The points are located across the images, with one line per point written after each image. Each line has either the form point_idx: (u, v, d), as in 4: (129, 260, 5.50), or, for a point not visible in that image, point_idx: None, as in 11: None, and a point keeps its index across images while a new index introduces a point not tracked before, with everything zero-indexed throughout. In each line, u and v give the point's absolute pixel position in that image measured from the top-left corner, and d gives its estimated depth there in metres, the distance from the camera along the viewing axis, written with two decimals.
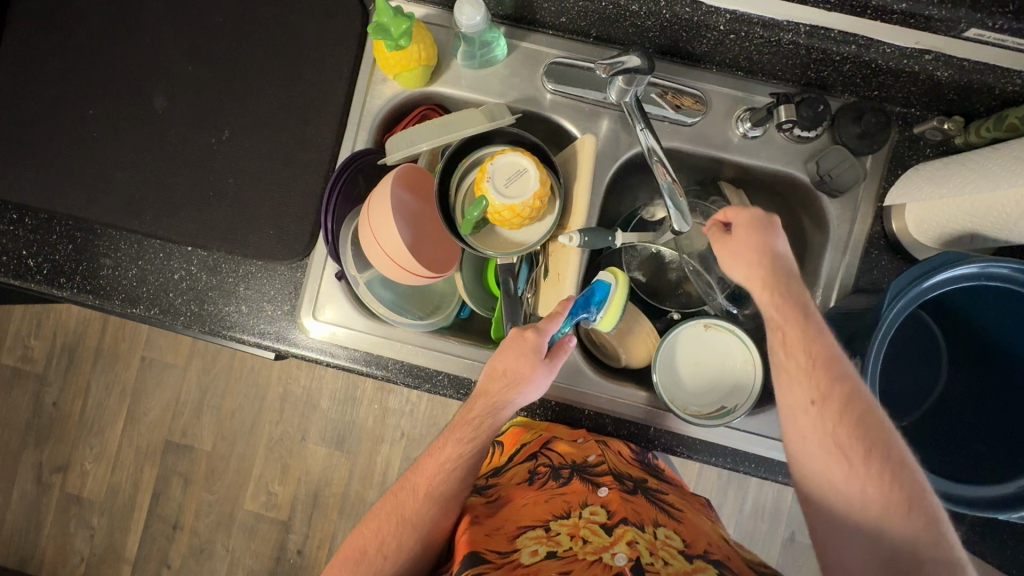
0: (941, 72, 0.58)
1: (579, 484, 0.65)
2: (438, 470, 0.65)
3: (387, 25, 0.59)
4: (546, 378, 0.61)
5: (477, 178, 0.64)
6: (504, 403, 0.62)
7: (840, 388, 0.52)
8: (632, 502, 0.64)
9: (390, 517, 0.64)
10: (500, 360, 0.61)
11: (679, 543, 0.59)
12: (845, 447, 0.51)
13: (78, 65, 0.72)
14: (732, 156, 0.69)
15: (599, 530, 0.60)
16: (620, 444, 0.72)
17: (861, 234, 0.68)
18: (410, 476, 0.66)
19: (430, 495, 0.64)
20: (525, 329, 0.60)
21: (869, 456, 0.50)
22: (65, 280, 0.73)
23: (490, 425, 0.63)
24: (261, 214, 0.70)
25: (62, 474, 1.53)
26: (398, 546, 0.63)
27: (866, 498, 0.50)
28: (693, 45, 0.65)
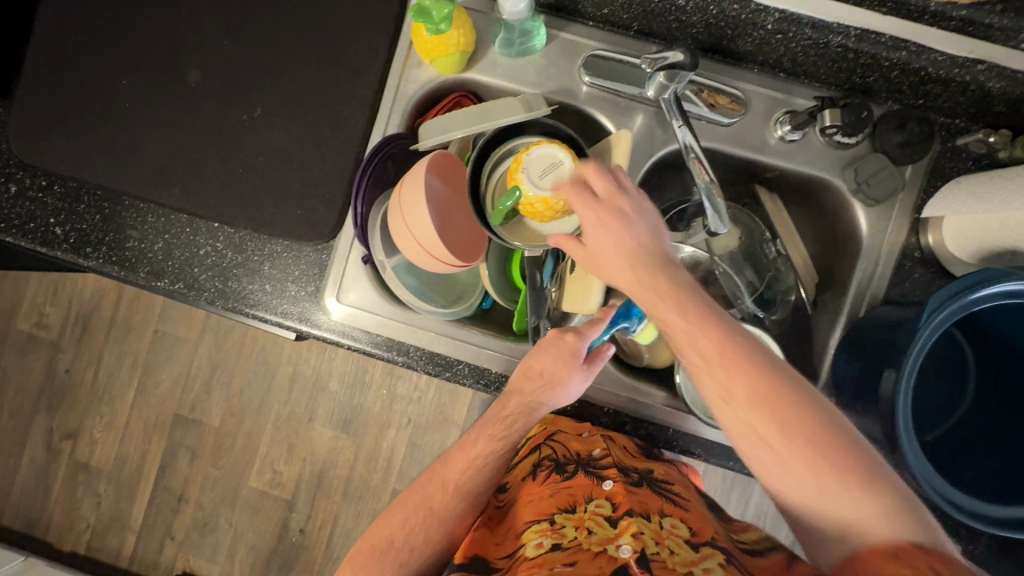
0: (992, 82, 0.56)
1: (582, 478, 0.64)
2: (469, 466, 0.64)
3: (429, 8, 0.59)
4: (583, 385, 0.62)
5: (511, 169, 0.64)
6: (539, 402, 0.62)
7: (731, 363, 0.49)
8: (638, 493, 0.61)
9: (414, 506, 0.63)
10: (538, 360, 0.60)
11: (687, 531, 0.57)
12: (761, 425, 0.49)
13: (112, 33, 0.72)
14: (769, 159, 0.68)
15: (603, 521, 0.58)
16: (624, 439, 0.70)
17: (895, 245, 0.66)
18: (439, 470, 0.65)
19: (460, 488, 0.63)
20: (567, 331, 0.61)
21: (783, 425, 0.48)
22: (91, 250, 0.73)
23: (524, 423, 0.64)
24: (289, 194, 0.70)
25: (72, 441, 1.55)
26: (424, 538, 0.62)
27: (799, 469, 0.48)
28: (737, 44, 0.64)
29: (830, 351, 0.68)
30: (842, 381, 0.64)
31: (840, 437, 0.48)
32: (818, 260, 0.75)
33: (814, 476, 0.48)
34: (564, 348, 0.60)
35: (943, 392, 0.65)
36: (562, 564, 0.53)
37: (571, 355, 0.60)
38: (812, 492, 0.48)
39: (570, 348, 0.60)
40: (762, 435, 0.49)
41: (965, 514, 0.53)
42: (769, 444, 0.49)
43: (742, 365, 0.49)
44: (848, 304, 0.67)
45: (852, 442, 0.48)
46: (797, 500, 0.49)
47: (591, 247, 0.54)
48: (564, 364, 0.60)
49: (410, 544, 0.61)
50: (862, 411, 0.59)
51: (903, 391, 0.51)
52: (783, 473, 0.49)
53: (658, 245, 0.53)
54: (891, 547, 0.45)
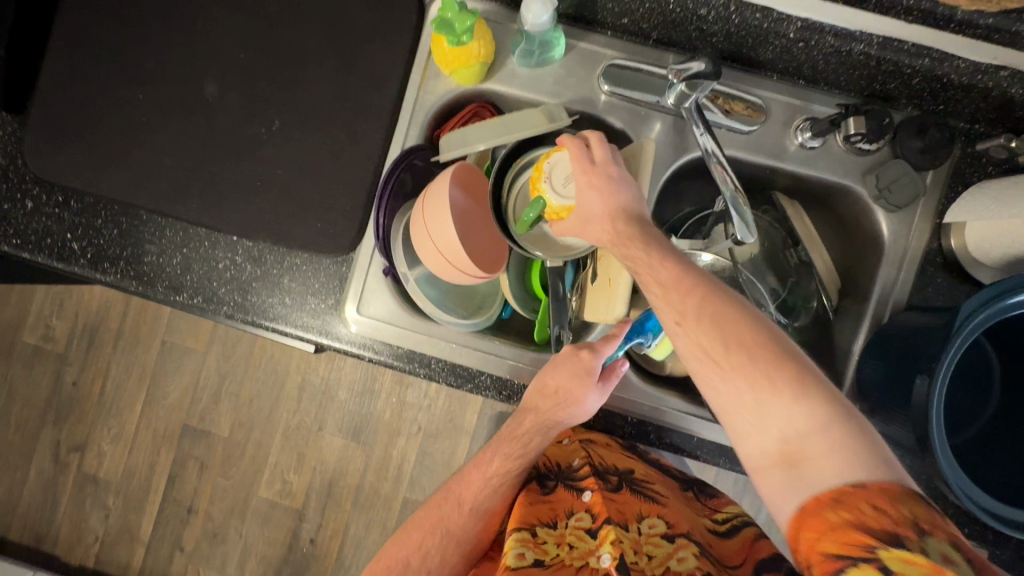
0: (1015, 89, 0.57)
1: (564, 492, 0.68)
2: (484, 485, 0.68)
3: (451, 20, 0.58)
4: (597, 401, 0.63)
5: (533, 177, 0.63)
6: (553, 419, 0.63)
7: (691, 294, 0.49)
8: (616, 499, 0.64)
9: (420, 530, 0.67)
10: (554, 378, 0.61)
11: (663, 526, 0.61)
12: (710, 351, 0.48)
13: (128, 48, 0.71)
14: (789, 165, 0.68)
15: (583, 535, 0.62)
16: (603, 438, 0.73)
17: (917, 250, 0.66)
18: (455, 487, 0.69)
19: (475, 509, 0.67)
20: (583, 349, 0.62)
21: (732, 351, 0.47)
22: (109, 265, 0.72)
23: (540, 441, 0.66)
24: (308, 206, 0.70)
25: (79, 453, 1.54)
26: (441, 560, 0.66)
27: (748, 396, 0.47)
28: (758, 52, 0.64)
29: (853, 357, 0.68)
30: (867, 387, 0.64)
31: (791, 372, 0.46)
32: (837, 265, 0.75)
33: (758, 409, 0.46)
34: (580, 368, 0.61)
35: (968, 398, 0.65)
36: None
37: (585, 372, 0.61)
38: (760, 428, 0.47)
39: (585, 366, 0.61)
40: (717, 369, 0.48)
41: (999, 521, 0.53)
42: (716, 374, 0.48)
43: (705, 296, 0.49)
44: (870, 310, 0.67)
45: (808, 379, 0.46)
46: (747, 436, 0.47)
47: (582, 207, 0.58)
48: (579, 386, 0.61)
49: (426, 566, 0.65)
50: (889, 418, 0.59)
51: (936, 397, 0.50)
52: (728, 405, 0.48)
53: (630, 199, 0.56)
54: (838, 494, 0.43)
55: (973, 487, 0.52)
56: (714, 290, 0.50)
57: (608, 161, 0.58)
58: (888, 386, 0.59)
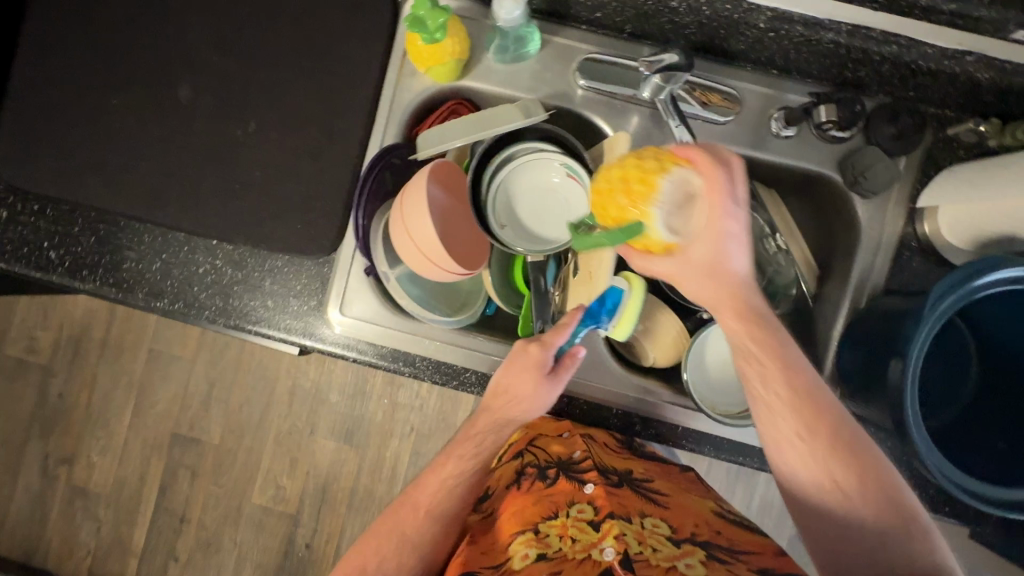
0: (981, 73, 0.59)
1: (564, 483, 0.65)
2: (440, 487, 0.64)
3: (424, 18, 0.58)
4: (551, 393, 0.62)
5: (632, 194, 0.51)
6: (506, 417, 0.64)
7: (813, 406, 0.51)
8: (618, 494, 0.63)
9: (397, 519, 0.63)
10: (503, 378, 0.62)
11: (667, 530, 0.58)
12: (831, 462, 0.50)
13: (99, 54, 0.71)
14: (766, 155, 0.68)
15: (585, 526, 0.59)
16: (604, 434, 0.73)
17: (892, 236, 0.67)
18: (411, 492, 0.65)
19: (431, 513, 0.63)
20: (530, 343, 0.62)
21: (837, 459, 0.50)
22: (87, 273, 0.72)
23: (492, 441, 0.65)
24: (288, 208, 0.70)
25: (68, 466, 1.52)
26: (397, 566, 0.61)
27: (851, 504, 0.50)
28: (730, 43, 0.64)
29: (833, 342, 0.69)
30: (847, 372, 0.65)
31: (887, 482, 0.50)
32: (816, 252, 0.76)
33: (840, 499, 0.50)
34: (528, 362, 0.61)
35: (946, 379, 0.66)
36: None
37: (535, 366, 0.61)
38: (834, 514, 0.51)
39: (533, 359, 0.61)
40: (802, 455, 0.51)
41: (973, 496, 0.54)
42: (801, 460, 0.51)
43: (824, 407, 0.51)
44: (848, 295, 0.68)
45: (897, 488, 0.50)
46: (817, 517, 0.52)
47: (687, 261, 0.52)
48: (529, 379, 0.61)
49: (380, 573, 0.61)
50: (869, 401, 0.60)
51: (910, 381, 0.51)
52: (802, 488, 0.52)
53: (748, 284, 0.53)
54: None
55: (951, 466, 0.53)
56: (823, 397, 0.52)
57: (738, 206, 0.52)
58: (866, 370, 0.60)
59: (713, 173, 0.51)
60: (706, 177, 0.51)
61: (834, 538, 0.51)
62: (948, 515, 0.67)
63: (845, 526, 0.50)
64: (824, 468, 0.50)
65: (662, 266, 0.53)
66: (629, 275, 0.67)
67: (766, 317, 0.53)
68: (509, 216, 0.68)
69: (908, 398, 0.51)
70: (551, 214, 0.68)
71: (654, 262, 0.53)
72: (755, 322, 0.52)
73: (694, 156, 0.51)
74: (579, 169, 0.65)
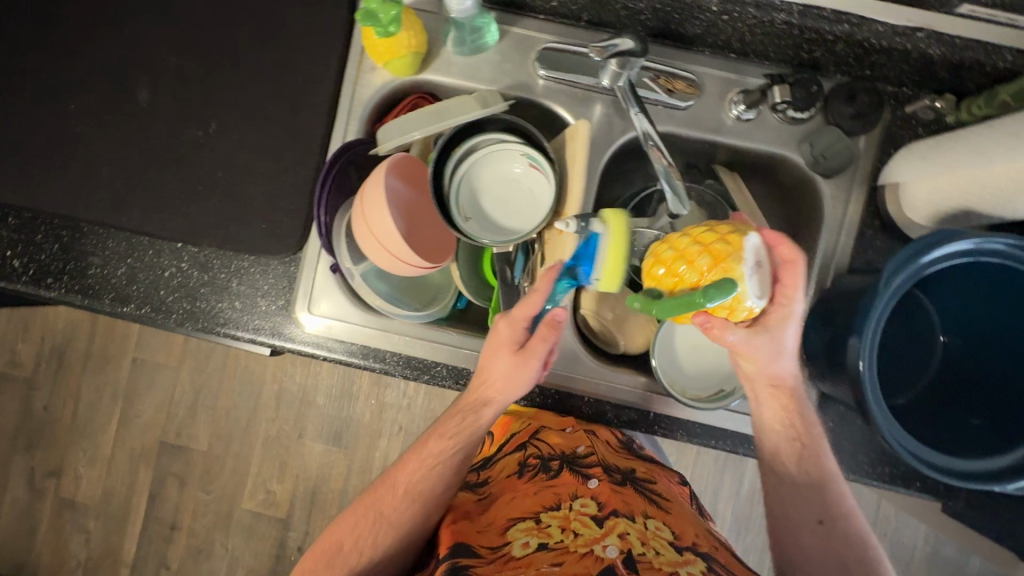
0: (933, 49, 0.58)
1: (569, 476, 0.67)
2: (419, 468, 0.66)
3: (376, 11, 0.58)
4: (528, 370, 0.61)
5: (720, 258, 0.47)
6: (484, 400, 0.63)
7: (816, 455, 0.61)
8: (621, 492, 0.65)
9: (391, 489, 0.66)
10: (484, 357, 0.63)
11: (669, 534, 0.60)
12: (823, 501, 0.60)
13: (56, 59, 0.70)
14: (727, 139, 0.68)
15: (588, 521, 0.60)
16: (607, 433, 0.76)
17: (855, 215, 0.68)
18: (391, 472, 0.67)
19: (408, 492, 0.65)
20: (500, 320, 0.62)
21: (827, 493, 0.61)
22: (52, 281, 0.71)
23: (471, 426, 0.65)
24: (252, 207, 0.69)
25: (55, 479, 1.51)
26: (373, 543, 0.64)
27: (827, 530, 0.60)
28: (686, 27, 0.65)
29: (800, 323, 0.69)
30: (814, 351, 0.65)
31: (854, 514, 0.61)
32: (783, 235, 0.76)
33: (824, 541, 0.60)
34: (498, 342, 0.61)
35: (911, 356, 0.67)
36: (550, 565, 0.55)
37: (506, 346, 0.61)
38: (819, 552, 0.60)
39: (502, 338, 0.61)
40: (802, 497, 0.61)
41: (940, 471, 0.53)
42: (799, 502, 0.61)
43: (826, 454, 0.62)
44: (814, 273, 0.68)
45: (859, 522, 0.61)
46: (801, 553, 0.61)
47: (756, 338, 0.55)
48: (502, 359, 0.61)
49: (359, 548, 0.63)
50: (834, 379, 0.61)
51: (866, 357, 0.52)
52: (793, 527, 0.62)
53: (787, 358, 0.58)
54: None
55: (912, 439, 0.53)
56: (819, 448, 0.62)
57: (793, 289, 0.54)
58: (830, 348, 0.60)
59: (783, 265, 0.53)
60: (785, 273, 0.53)
61: (814, 572, 0.60)
62: (921, 490, 0.68)
63: (825, 561, 0.60)
64: (818, 511, 0.61)
65: (737, 338, 0.54)
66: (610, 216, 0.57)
67: (799, 392, 0.61)
68: (473, 209, 0.68)
69: (864, 372, 0.51)
70: (515, 205, 0.68)
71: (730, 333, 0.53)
72: (791, 397, 0.60)
73: (784, 252, 0.53)
74: (541, 160, 0.65)
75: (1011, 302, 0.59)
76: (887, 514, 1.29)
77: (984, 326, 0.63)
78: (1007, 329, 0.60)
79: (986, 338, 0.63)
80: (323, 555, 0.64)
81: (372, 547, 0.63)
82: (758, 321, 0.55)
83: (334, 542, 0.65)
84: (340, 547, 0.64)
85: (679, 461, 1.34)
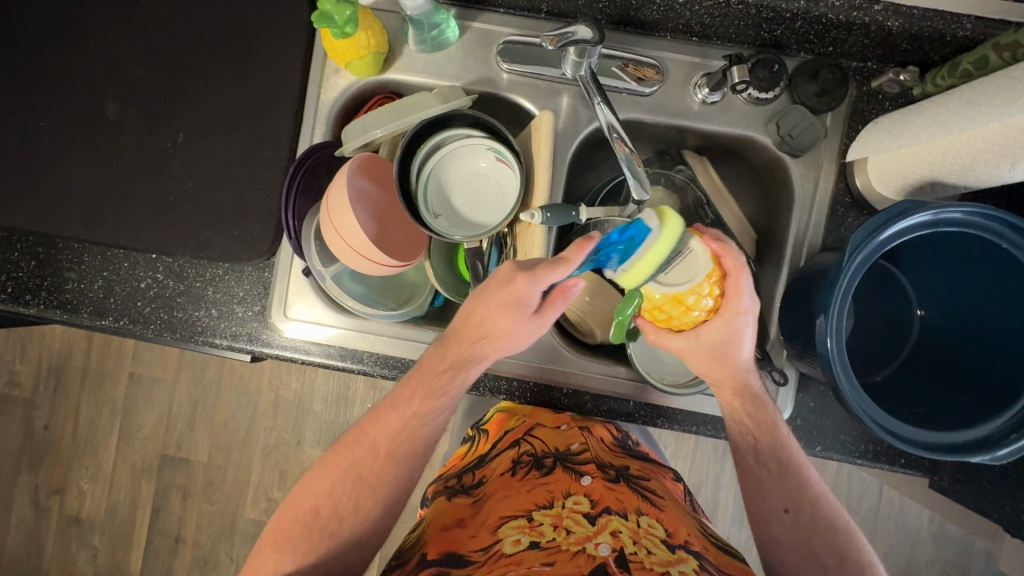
0: (891, 21, 0.59)
1: (562, 474, 0.66)
2: (403, 427, 0.63)
3: (331, 13, 0.58)
4: (534, 329, 0.58)
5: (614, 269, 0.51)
6: (474, 351, 0.61)
7: (774, 447, 0.61)
8: (615, 490, 0.64)
9: (371, 450, 0.63)
10: (478, 307, 0.57)
11: (662, 532, 0.58)
12: (784, 494, 0.61)
13: (23, 77, 0.71)
14: (694, 124, 0.68)
15: (582, 519, 0.59)
16: (601, 430, 0.74)
17: (825, 192, 0.67)
18: (367, 428, 0.64)
19: (391, 455, 0.63)
20: (516, 277, 0.55)
21: (791, 482, 0.61)
22: (31, 297, 0.71)
23: (456, 375, 0.61)
24: (223, 214, 0.70)
25: (59, 496, 1.50)
26: (353, 506, 0.61)
27: (792, 523, 0.61)
28: (645, 13, 0.65)
29: (776, 302, 0.70)
30: (788, 331, 0.65)
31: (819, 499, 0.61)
32: (757, 216, 0.75)
33: (792, 529, 0.61)
34: (513, 296, 0.55)
35: (885, 336, 0.69)
36: (540, 563, 0.53)
37: (518, 303, 0.55)
38: (789, 540, 0.60)
39: (519, 295, 0.55)
40: (768, 489, 0.61)
41: (908, 443, 0.53)
42: (765, 492, 0.62)
43: (789, 444, 0.61)
44: (787, 254, 0.68)
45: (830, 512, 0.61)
46: (771, 541, 0.61)
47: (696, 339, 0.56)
48: (502, 315, 0.57)
49: (337, 514, 0.61)
50: (811, 358, 0.60)
51: (832, 333, 0.52)
52: (763, 516, 0.62)
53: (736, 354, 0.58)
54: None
55: (884, 414, 0.53)
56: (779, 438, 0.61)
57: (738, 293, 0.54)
58: (804, 327, 0.60)
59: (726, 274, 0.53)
60: (727, 283, 0.53)
61: (784, 558, 0.60)
62: (904, 466, 0.68)
63: (794, 549, 0.60)
64: (784, 499, 0.61)
65: (672, 342, 0.56)
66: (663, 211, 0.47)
67: (753, 391, 0.61)
68: (443, 204, 0.68)
69: (829, 347, 0.52)
70: (486, 200, 0.68)
71: (664, 337, 0.56)
72: (742, 394, 0.61)
73: (727, 264, 0.52)
74: (507, 154, 0.65)
75: (983, 272, 0.58)
76: (890, 495, 1.28)
77: (957, 299, 0.62)
78: (981, 300, 0.60)
79: (960, 311, 0.62)
80: (297, 522, 0.60)
81: (351, 512, 0.61)
82: (699, 328, 0.55)
83: (309, 507, 0.61)
84: (316, 513, 0.61)
85: (678, 452, 1.31)
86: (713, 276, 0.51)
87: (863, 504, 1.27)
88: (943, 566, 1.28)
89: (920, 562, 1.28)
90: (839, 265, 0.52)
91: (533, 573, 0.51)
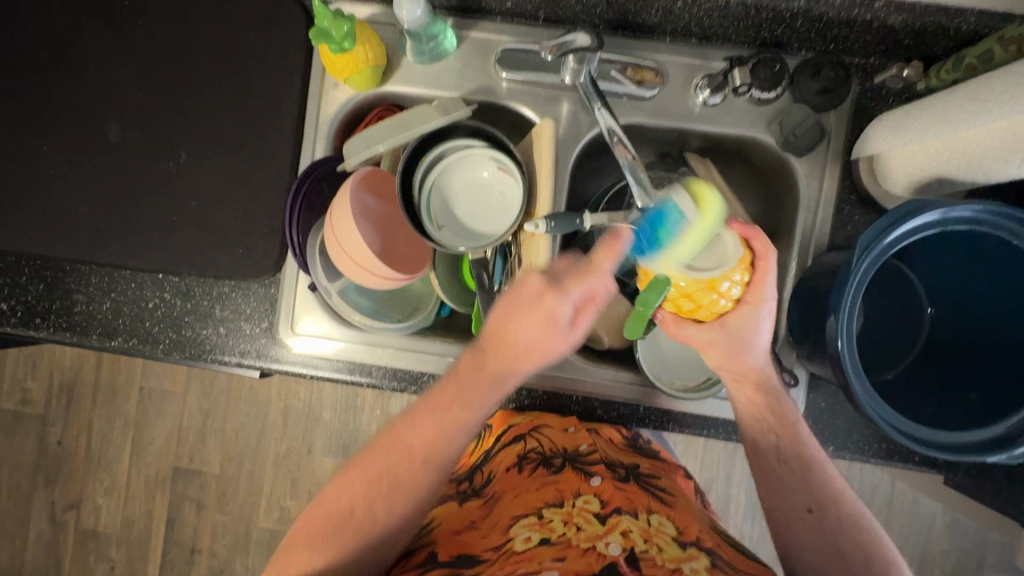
0: (894, 17, 0.58)
1: (571, 473, 0.65)
2: (441, 435, 0.60)
3: (328, 29, 0.59)
4: (566, 345, 0.58)
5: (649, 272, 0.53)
6: (512, 369, 0.59)
7: (802, 450, 0.61)
8: (625, 489, 0.64)
9: (406, 455, 0.60)
10: (516, 325, 0.56)
11: (673, 530, 0.58)
12: (810, 500, 0.60)
13: (26, 102, 0.71)
14: (697, 126, 0.68)
15: (592, 517, 0.59)
16: (611, 431, 0.74)
17: (830, 191, 0.67)
18: (404, 433, 0.61)
19: (428, 460, 0.60)
20: (549, 291, 0.55)
21: (817, 480, 0.60)
22: (41, 320, 0.71)
23: (493, 390, 0.60)
24: (229, 233, 0.70)
25: (75, 511, 1.51)
26: (388, 509, 0.59)
27: (840, 535, 0.59)
28: (644, 16, 0.64)
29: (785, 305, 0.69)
30: (797, 332, 0.65)
31: (835, 495, 0.61)
32: (762, 217, 0.75)
33: (815, 529, 0.59)
34: (546, 314, 0.55)
35: (898, 332, 0.68)
36: (551, 560, 0.53)
37: (552, 319, 0.56)
38: (812, 541, 0.59)
39: (553, 314, 0.55)
40: (793, 488, 0.61)
41: (923, 445, 0.53)
42: (788, 491, 0.61)
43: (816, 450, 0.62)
44: (795, 254, 0.68)
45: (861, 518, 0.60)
46: (793, 542, 0.60)
47: (730, 330, 0.56)
48: (536, 326, 0.56)
49: (372, 515, 0.59)
50: (821, 358, 0.60)
51: (842, 332, 0.51)
52: (785, 517, 0.61)
53: (757, 343, 0.58)
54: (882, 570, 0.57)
55: (896, 416, 0.53)
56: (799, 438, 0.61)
57: (764, 283, 0.54)
58: (813, 328, 0.60)
59: (755, 261, 0.53)
60: (755, 270, 0.54)
61: (809, 559, 0.59)
62: (919, 464, 0.67)
63: (821, 551, 0.58)
64: (806, 499, 0.60)
65: (696, 334, 0.56)
66: (701, 193, 0.50)
67: (772, 385, 0.62)
68: (446, 216, 0.67)
69: (841, 346, 0.51)
70: (489, 210, 0.68)
71: (688, 329, 0.56)
72: (762, 389, 0.61)
73: (755, 248, 0.53)
74: (509, 162, 0.65)
75: (996, 267, 0.57)
76: (902, 487, 1.28)
77: (970, 296, 0.62)
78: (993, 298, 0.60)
79: (974, 308, 0.62)
80: (329, 521, 0.59)
81: (385, 511, 0.59)
82: (724, 320, 0.55)
83: (344, 506, 0.59)
84: (351, 512, 0.59)
85: (688, 450, 1.31)
86: (744, 261, 0.52)
87: (875, 495, 1.27)
88: (959, 556, 1.28)
89: (935, 553, 1.28)
90: (847, 265, 0.52)
91: (545, 569, 0.51)
